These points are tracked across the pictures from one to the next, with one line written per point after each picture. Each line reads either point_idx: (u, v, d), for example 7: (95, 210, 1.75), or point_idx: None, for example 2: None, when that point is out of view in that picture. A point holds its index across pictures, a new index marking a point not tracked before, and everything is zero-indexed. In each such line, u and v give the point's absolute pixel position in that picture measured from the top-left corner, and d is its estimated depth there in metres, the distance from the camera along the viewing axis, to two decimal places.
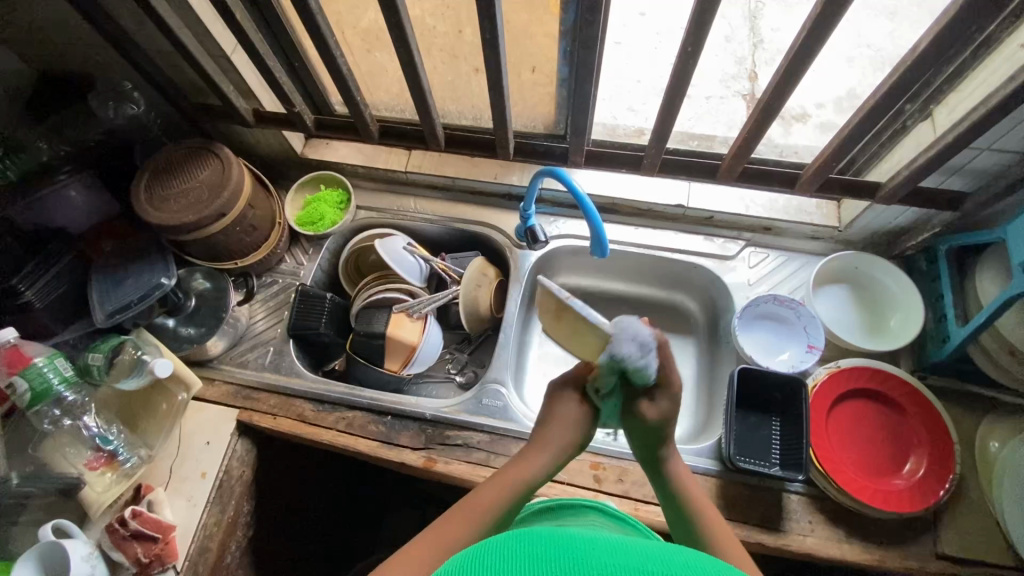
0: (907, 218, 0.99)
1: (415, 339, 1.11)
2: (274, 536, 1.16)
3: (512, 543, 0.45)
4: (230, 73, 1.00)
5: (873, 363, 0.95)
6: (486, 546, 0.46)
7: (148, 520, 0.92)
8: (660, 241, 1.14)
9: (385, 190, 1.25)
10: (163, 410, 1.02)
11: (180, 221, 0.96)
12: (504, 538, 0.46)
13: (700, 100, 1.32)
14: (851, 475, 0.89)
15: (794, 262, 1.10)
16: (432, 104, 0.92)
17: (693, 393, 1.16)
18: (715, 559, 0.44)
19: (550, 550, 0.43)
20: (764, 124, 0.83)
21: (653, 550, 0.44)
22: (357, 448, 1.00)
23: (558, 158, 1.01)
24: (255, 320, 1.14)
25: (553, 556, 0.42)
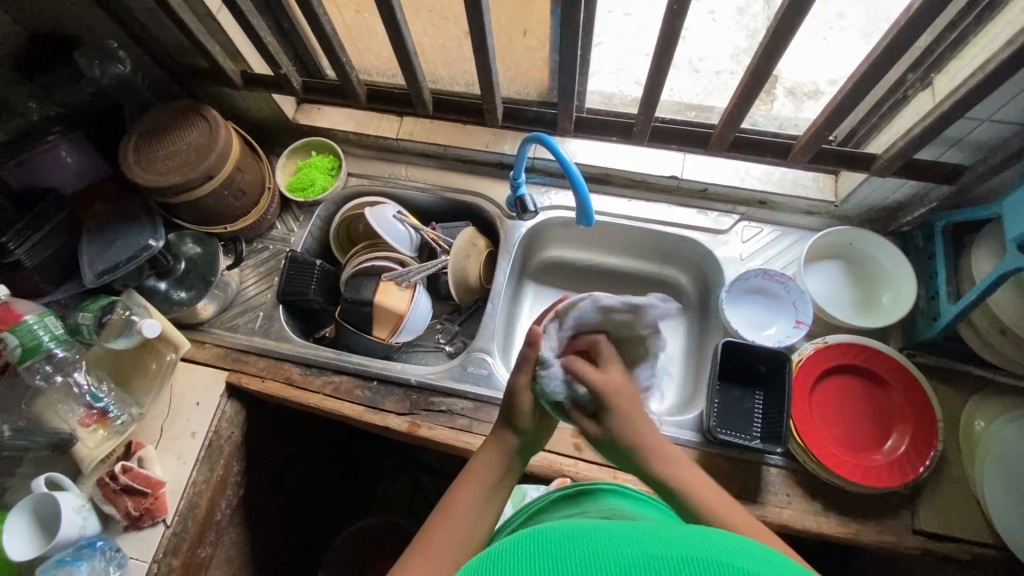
0: (904, 193, 0.97)
1: (403, 306, 1.11)
2: (265, 496, 1.19)
3: (533, 545, 0.45)
4: (216, 33, 0.98)
5: (860, 340, 0.94)
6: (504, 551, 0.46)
7: (138, 476, 0.95)
8: (652, 214, 1.13)
9: (377, 158, 1.24)
10: (152, 369, 1.03)
11: (167, 182, 0.96)
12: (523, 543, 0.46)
13: (708, 75, 1.28)
14: (830, 450, 0.89)
15: (787, 237, 1.09)
16: (418, 67, 0.90)
17: (680, 367, 1.16)
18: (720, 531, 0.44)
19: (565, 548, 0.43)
20: (754, 92, 0.80)
21: (659, 531, 0.45)
22: (343, 412, 1.01)
23: (548, 125, 0.98)
24: (246, 285, 1.15)
25: (565, 555, 0.42)
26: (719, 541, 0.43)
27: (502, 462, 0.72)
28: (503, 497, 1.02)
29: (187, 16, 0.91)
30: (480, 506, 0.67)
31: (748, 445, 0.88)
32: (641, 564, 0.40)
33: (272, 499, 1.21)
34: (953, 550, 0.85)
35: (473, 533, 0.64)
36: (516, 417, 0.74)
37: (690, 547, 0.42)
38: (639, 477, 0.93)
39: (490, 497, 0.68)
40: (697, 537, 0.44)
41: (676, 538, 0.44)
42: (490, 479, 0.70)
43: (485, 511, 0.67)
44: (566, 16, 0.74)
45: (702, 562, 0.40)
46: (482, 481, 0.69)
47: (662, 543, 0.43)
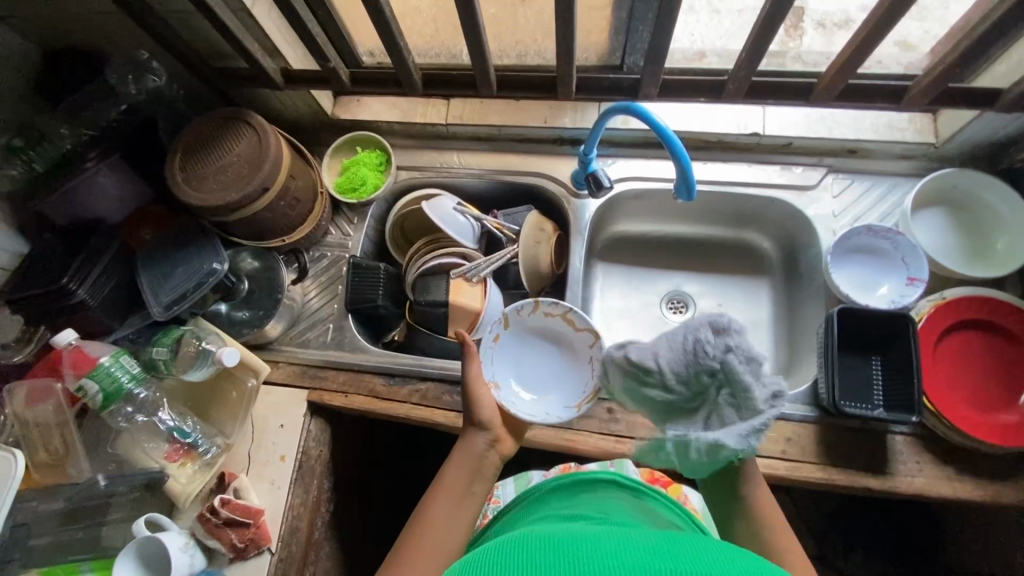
0: (1022, 125, 0.89)
1: (478, 304, 1.05)
2: (352, 508, 1.16)
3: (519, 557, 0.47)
4: (254, 30, 0.89)
5: (982, 292, 0.88)
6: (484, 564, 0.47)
7: (237, 507, 0.92)
8: (734, 176, 1.05)
9: (425, 148, 1.16)
10: (233, 396, 1.00)
11: (223, 199, 0.89)
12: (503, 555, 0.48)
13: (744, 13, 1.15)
14: (964, 412, 0.83)
15: (882, 187, 1.01)
16: (487, 43, 0.81)
17: (770, 335, 1.11)
18: (709, 546, 0.47)
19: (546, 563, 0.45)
20: (883, 29, 0.71)
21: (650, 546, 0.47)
22: (435, 420, 0.97)
23: (627, 91, 0.89)
24: (309, 298, 1.10)
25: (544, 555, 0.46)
26: (711, 558, 0.44)
27: (472, 460, 0.78)
28: (507, 486, 0.98)
29: (223, 13, 0.82)
30: (450, 520, 0.72)
31: (876, 416, 0.83)
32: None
33: (362, 511, 1.19)
34: None
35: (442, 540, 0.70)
36: (476, 415, 0.82)
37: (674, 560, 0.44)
38: (758, 458, 0.88)
39: (460, 498, 0.74)
40: (688, 552, 0.45)
41: (671, 554, 0.45)
42: (459, 486, 0.75)
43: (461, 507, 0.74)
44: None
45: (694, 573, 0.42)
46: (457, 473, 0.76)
47: (652, 555, 0.45)
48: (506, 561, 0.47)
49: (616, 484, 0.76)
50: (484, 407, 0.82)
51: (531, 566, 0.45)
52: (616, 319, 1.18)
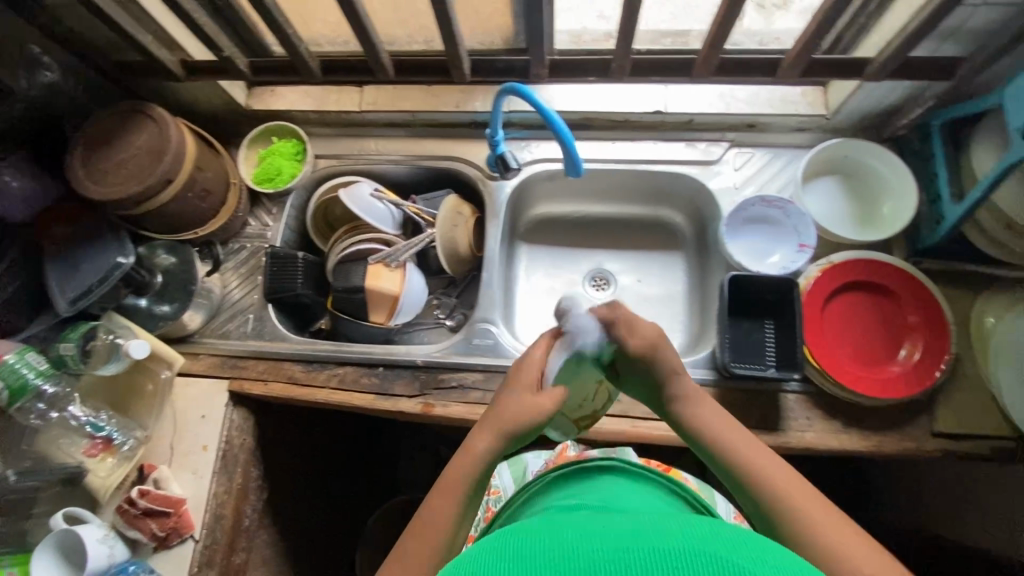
0: (901, 94, 0.93)
1: (396, 287, 1.07)
2: (289, 495, 1.19)
3: (513, 542, 0.45)
4: (144, 20, 0.89)
5: (864, 255, 0.92)
6: (474, 553, 0.45)
7: (157, 497, 0.93)
8: (640, 154, 1.09)
9: (343, 135, 1.17)
10: (149, 391, 1.00)
11: (124, 193, 0.90)
12: (496, 541, 0.46)
13: None
14: (847, 369, 0.88)
15: (780, 159, 1.05)
16: (372, 30, 0.82)
17: (685, 307, 1.16)
18: (704, 520, 0.47)
19: (549, 550, 0.43)
20: (738, 7, 0.74)
21: (647, 528, 0.46)
22: (353, 403, 0.98)
23: (519, 73, 0.92)
24: (230, 289, 1.11)
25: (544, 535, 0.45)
26: (701, 534, 0.44)
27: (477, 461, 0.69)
28: (505, 475, 1.00)
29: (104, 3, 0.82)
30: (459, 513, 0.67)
31: (766, 376, 0.88)
32: (621, 559, 0.41)
33: (298, 496, 1.22)
34: (974, 447, 0.88)
35: (450, 540, 0.66)
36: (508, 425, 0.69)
37: (678, 537, 0.43)
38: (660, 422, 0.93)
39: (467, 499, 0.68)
40: (680, 530, 0.45)
41: (669, 532, 0.45)
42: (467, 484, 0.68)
43: (466, 511, 0.68)
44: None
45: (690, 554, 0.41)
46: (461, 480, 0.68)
47: (656, 538, 0.43)
48: (502, 548, 0.44)
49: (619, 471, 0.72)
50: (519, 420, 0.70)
51: (524, 552, 0.43)
52: (539, 298, 1.21)
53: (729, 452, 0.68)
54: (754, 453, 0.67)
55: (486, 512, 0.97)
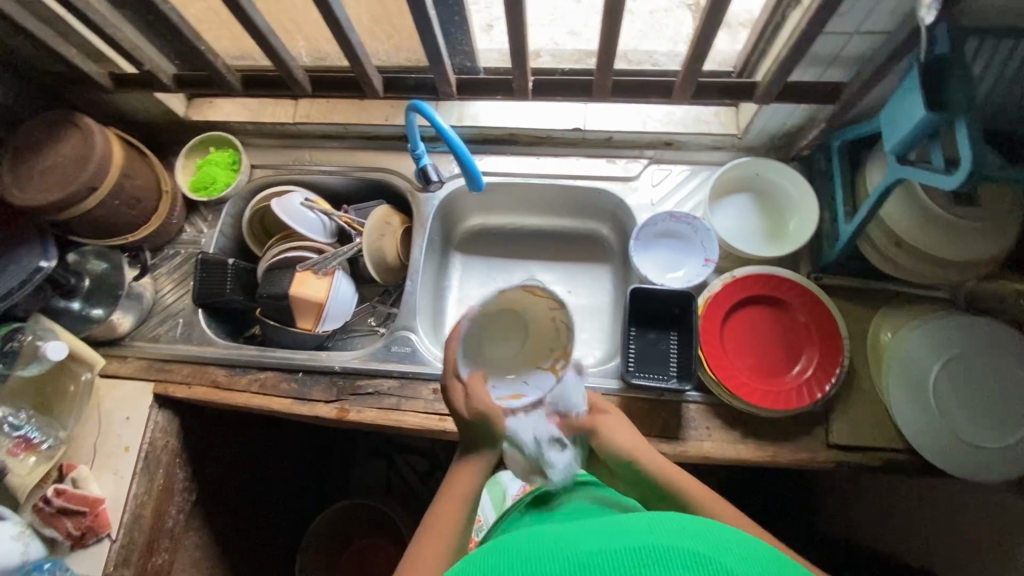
0: (800, 115, 0.96)
1: (321, 294, 1.10)
2: (221, 497, 1.20)
3: (496, 556, 0.49)
4: (70, 36, 0.93)
5: (766, 270, 0.95)
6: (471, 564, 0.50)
7: (73, 496, 0.96)
8: (561, 169, 1.12)
9: (280, 146, 1.21)
10: (72, 391, 1.03)
11: (46, 200, 0.93)
12: (484, 554, 0.51)
13: None
14: (743, 381, 0.91)
15: (696, 175, 1.08)
16: (280, 48, 0.86)
17: (610, 318, 1.18)
18: (674, 514, 0.50)
19: (529, 559, 0.47)
20: (616, 35, 0.78)
21: (616, 528, 0.49)
22: (271, 407, 1.01)
23: (430, 90, 0.96)
24: (162, 293, 1.13)
25: (523, 549, 0.49)
26: (667, 528, 0.48)
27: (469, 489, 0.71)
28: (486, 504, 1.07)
29: (22, 18, 0.86)
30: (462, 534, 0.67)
31: (664, 386, 0.91)
32: (586, 561, 0.45)
33: (231, 499, 1.23)
34: (868, 458, 0.90)
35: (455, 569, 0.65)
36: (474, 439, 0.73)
37: (644, 534, 0.47)
38: None
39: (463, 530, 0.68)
40: (644, 526, 0.48)
41: (638, 529, 0.48)
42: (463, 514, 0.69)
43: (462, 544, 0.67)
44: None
45: (648, 550, 0.45)
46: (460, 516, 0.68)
47: (623, 536, 0.47)
48: (489, 560, 0.49)
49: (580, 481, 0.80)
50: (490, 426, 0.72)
51: (503, 564, 0.48)
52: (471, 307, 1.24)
53: (671, 481, 0.72)
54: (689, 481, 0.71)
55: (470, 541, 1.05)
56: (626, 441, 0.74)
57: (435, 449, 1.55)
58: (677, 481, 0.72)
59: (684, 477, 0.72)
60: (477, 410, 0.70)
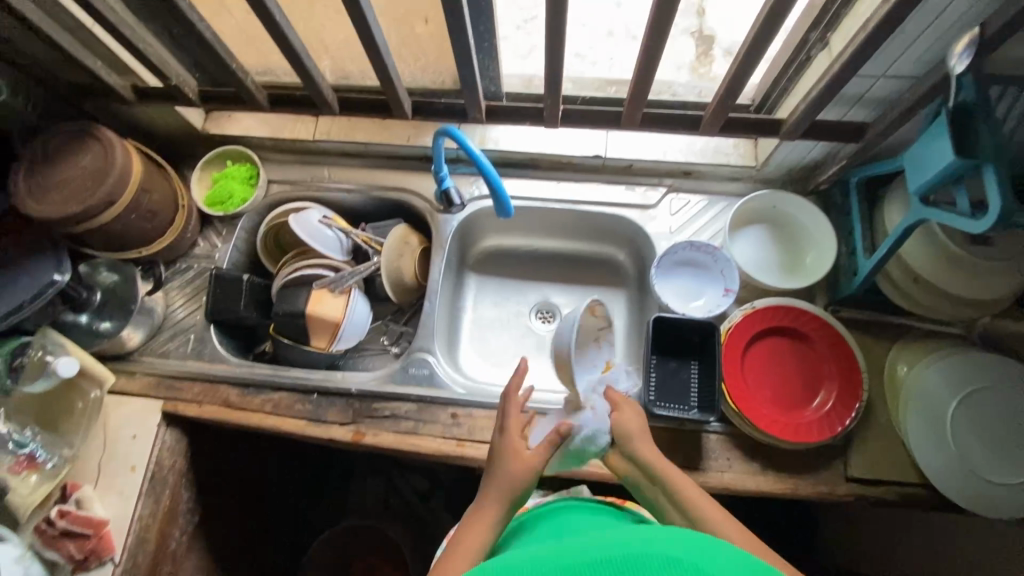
0: (821, 151, 0.98)
1: (338, 314, 1.09)
2: (222, 518, 1.17)
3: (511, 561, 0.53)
4: (95, 47, 0.92)
5: (786, 301, 0.96)
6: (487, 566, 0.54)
7: (77, 518, 0.92)
8: (580, 195, 1.13)
9: (298, 162, 1.20)
10: (79, 408, 1.00)
11: (64, 212, 0.91)
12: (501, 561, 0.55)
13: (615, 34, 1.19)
14: (764, 412, 0.91)
15: (714, 205, 1.10)
16: (313, 68, 0.87)
17: (625, 344, 1.19)
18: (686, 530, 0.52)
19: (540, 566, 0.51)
20: (651, 71, 0.79)
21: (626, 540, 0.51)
22: (284, 428, 0.99)
23: (458, 114, 0.97)
24: (173, 308, 1.11)
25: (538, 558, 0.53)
26: (673, 542, 0.49)
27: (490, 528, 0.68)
28: None
29: (51, 30, 0.84)
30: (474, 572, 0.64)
31: (686, 417, 0.91)
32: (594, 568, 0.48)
33: (233, 520, 1.20)
34: (886, 492, 0.90)
35: None
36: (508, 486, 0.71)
37: (652, 547, 0.49)
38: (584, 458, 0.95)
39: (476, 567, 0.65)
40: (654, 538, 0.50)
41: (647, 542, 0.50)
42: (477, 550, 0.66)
43: None
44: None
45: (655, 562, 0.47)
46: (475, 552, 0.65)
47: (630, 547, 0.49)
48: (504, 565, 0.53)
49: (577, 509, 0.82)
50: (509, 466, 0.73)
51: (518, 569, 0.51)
52: (484, 328, 1.23)
53: (663, 472, 0.73)
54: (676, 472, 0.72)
55: None
56: (632, 424, 0.78)
57: (437, 469, 1.51)
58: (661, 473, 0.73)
59: (663, 466, 0.73)
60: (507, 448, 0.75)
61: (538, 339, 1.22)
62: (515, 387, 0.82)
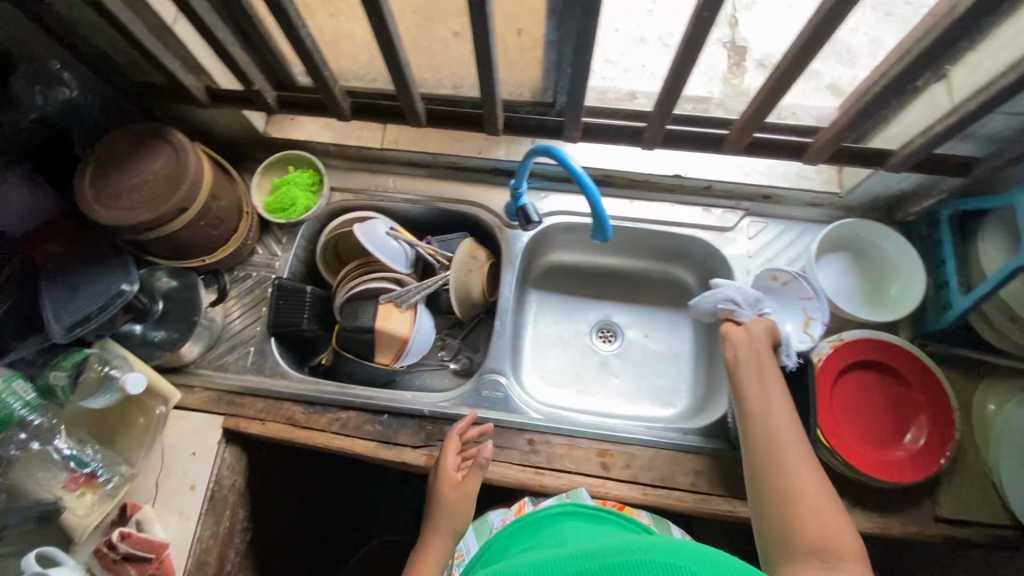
0: (914, 182, 0.97)
1: (405, 330, 1.05)
2: (274, 537, 1.12)
3: None
4: (173, 46, 0.87)
5: (875, 335, 0.95)
6: None
7: (138, 541, 0.88)
8: (656, 215, 1.10)
9: (359, 170, 1.16)
10: (140, 424, 0.95)
11: (135, 219, 0.86)
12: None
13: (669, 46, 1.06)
14: (855, 449, 0.90)
15: (792, 231, 1.07)
16: (411, 79, 0.83)
17: (692, 368, 1.16)
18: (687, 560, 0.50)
19: None
20: (775, 96, 0.77)
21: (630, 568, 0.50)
22: (355, 450, 0.95)
23: (549, 131, 0.96)
24: (231, 319, 1.07)
25: None
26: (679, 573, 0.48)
27: (438, 559, 0.81)
28: (469, 537, 0.91)
29: (136, 28, 0.80)
30: None
31: None
32: None
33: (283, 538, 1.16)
34: (975, 533, 0.89)
35: None
36: (451, 518, 0.85)
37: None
38: (668, 490, 0.92)
39: None
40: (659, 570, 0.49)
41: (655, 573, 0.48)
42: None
43: None
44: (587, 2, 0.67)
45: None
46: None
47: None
48: None
49: (577, 518, 0.83)
50: (448, 502, 0.85)
51: None
52: (546, 347, 1.20)
53: (776, 442, 0.72)
54: (788, 446, 0.71)
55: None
56: (761, 335, 0.83)
57: None
58: (771, 473, 0.70)
59: (781, 460, 0.70)
60: (444, 479, 0.87)
61: (601, 360, 1.18)
62: (455, 429, 0.92)
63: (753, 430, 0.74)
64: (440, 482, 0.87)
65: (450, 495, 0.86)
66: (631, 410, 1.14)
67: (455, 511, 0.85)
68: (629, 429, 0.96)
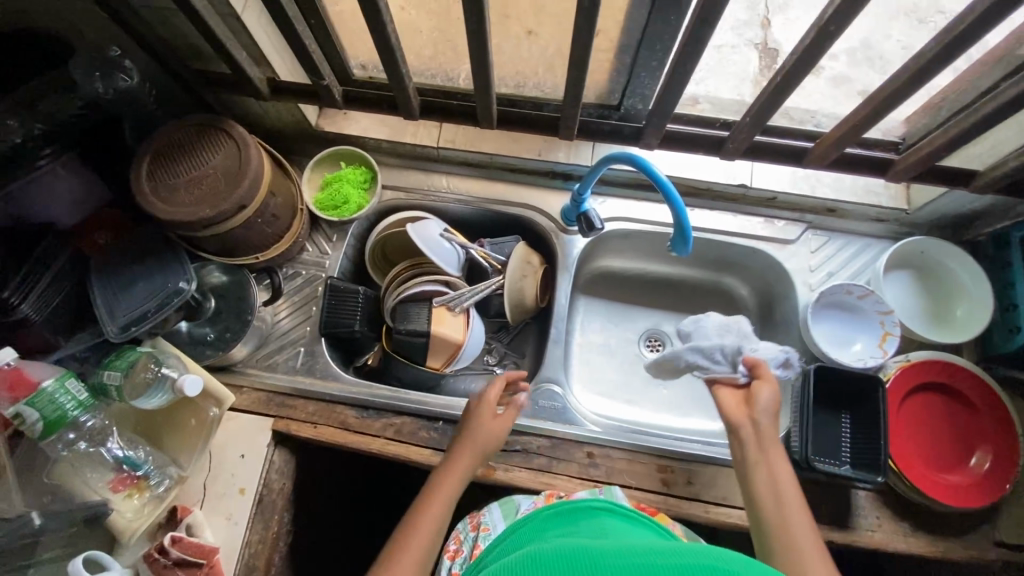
0: (985, 202, 0.95)
1: (459, 335, 1.02)
2: (319, 543, 1.10)
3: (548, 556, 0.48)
4: (240, 35, 0.84)
5: (941, 356, 0.93)
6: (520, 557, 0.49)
7: (189, 546, 0.84)
8: (717, 226, 1.08)
9: (411, 168, 1.12)
10: (191, 426, 0.91)
11: (195, 215, 0.83)
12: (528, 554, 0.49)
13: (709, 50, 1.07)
14: (922, 472, 0.88)
15: (855, 246, 1.05)
16: (492, 77, 0.80)
17: None
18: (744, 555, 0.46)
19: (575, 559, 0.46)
20: (873, 111, 0.75)
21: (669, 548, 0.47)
22: (410, 458, 0.93)
23: (627, 137, 0.93)
24: (279, 318, 1.04)
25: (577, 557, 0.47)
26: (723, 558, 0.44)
27: (458, 482, 0.81)
28: (494, 512, 0.87)
29: (210, 17, 0.76)
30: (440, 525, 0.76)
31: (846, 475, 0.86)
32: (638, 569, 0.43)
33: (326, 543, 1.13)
34: None
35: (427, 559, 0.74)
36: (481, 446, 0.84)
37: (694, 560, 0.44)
38: (730, 509, 0.90)
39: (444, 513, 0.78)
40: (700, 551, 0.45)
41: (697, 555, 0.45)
42: (445, 504, 0.78)
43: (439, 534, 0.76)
44: (704, 11, 0.65)
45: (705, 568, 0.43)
46: (440, 504, 0.78)
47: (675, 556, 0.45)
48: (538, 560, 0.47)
49: (611, 513, 0.74)
50: (485, 432, 0.84)
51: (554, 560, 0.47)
52: (594, 355, 1.17)
53: (784, 532, 0.71)
54: (795, 538, 0.70)
55: (470, 553, 0.83)
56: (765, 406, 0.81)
57: None
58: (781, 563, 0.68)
59: (797, 552, 0.68)
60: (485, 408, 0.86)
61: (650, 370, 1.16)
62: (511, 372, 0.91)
63: (768, 527, 0.72)
64: (479, 410, 0.86)
65: (488, 427, 0.85)
66: (682, 423, 1.12)
67: (485, 439, 0.84)
68: (690, 445, 0.94)
